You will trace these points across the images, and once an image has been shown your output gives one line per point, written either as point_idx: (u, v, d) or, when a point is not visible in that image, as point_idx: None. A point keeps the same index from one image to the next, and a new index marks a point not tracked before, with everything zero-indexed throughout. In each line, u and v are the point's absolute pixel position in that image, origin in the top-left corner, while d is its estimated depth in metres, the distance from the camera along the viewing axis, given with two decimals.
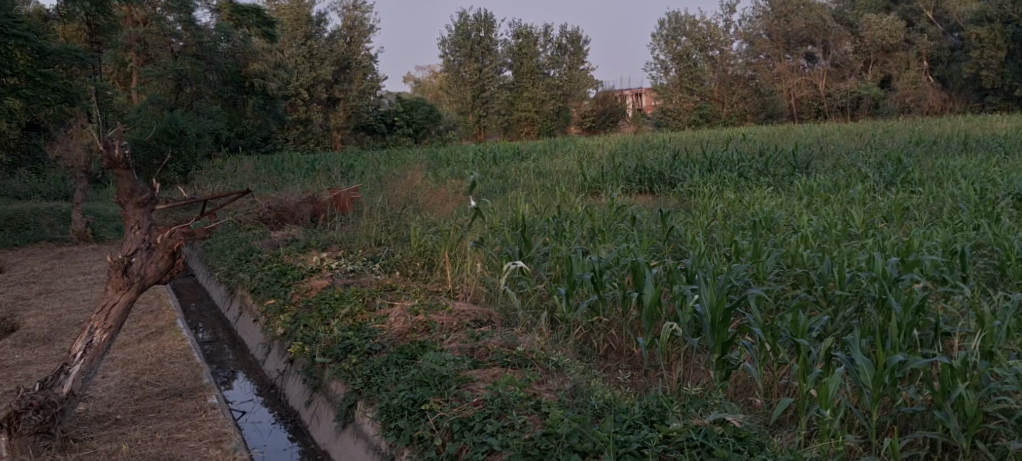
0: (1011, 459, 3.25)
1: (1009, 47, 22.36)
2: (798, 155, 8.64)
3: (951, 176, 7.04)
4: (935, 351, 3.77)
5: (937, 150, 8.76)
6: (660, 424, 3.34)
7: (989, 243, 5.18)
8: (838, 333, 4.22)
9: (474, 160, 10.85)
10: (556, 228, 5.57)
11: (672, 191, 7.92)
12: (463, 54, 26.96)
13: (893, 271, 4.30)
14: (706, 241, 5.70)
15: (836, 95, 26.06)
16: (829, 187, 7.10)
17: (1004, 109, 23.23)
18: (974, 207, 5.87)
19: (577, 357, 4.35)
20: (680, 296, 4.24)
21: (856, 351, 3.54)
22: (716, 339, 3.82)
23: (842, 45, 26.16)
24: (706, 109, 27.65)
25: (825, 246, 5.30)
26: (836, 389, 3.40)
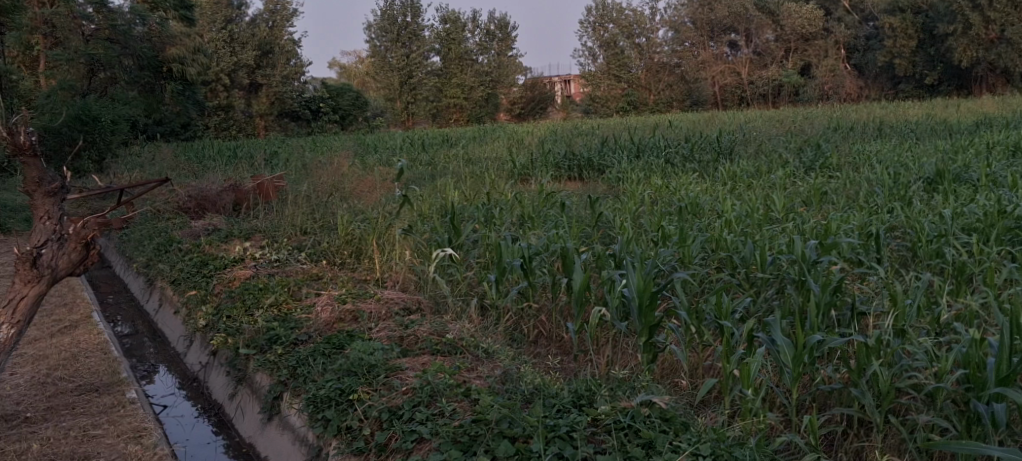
0: (921, 431, 3.39)
1: (920, 36, 23.20)
2: (722, 141, 8.83)
3: (866, 161, 7.30)
4: (851, 330, 3.90)
5: (854, 136, 9.08)
6: (588, 407, 3.38)
7: (902, 225, 5.38)
8: (760, 314, 4.33)
9: (403, 147, 10.78)
10: (486, 215, 5.57)
11: (600, 178, 8.00)
12: (389, 39, 26.56)
13: (811, 254, 4.44)
14: (634, 226, 5.78)
15: (758, 82, 26.71)
16: (751, 173, 7.27)
17: (915, 97, 24.22)
18: (888, 191, 6.10)
19: (507, 344, 4.35)
20: (608, 282, 4.29)
21: (777, 332, 3.64)
22: (643, 323, 3.87)
23: (764, 34, 26.69)
24: (634, 96, 28.20)
25: (748, 230, 5.43)
26: (757, 369, 3.50)
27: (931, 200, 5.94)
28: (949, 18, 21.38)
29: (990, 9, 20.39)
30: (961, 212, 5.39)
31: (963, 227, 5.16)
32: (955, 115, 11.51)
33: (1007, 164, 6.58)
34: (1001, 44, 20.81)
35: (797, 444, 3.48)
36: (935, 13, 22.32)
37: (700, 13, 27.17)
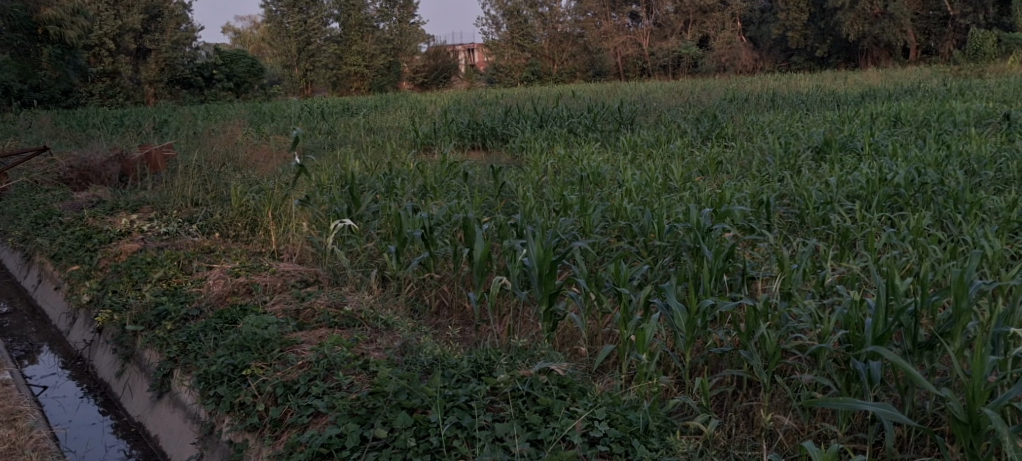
0: (806, 391, 3.53)
1: (811, 10, 23.97)
2: (623, 111, 8.96)
3: (759, 131, 7.54)
4: (742, 294, 4.03)
5: (749, 106, 9.35)
6: (487, 376, 3.39)
7: (791, 193, 5.59)
8: (657, 281, 4.41)
9: (301, 116, 10.53)
10: (387, 185, 5.49)
11: (503, 147, 8.00)
12: (285, 4, 25.84)
13: (706, 221, 4.57)
14: (537, 196, 5.80)
15: (658, 54, 27.23)
16: (651, 143, 7.41)
17: (806, 69, 25.20)
18: (779, 160, 6.33)
19: (408, 315, 4.31)
20: (509, 251, 4.30)
21: (671, 297, 3.74)
22: (543, 291, 3.90)
23: (664, 5, 27.03)
24: (538, 66, 28.25)
25: (647, 199, 5.53)
26: (652, 334, 3.59)
27: (819, 168, 6.18)
28: None
29: None
30: (846, 180, 5.63)
31: (847, 194, 5.40)
32: (842, 87, 11.97)
33: (888, 134, 6.90)
34: (884, 19, 21.69)
35: (689, 406, 3.58)
36: None
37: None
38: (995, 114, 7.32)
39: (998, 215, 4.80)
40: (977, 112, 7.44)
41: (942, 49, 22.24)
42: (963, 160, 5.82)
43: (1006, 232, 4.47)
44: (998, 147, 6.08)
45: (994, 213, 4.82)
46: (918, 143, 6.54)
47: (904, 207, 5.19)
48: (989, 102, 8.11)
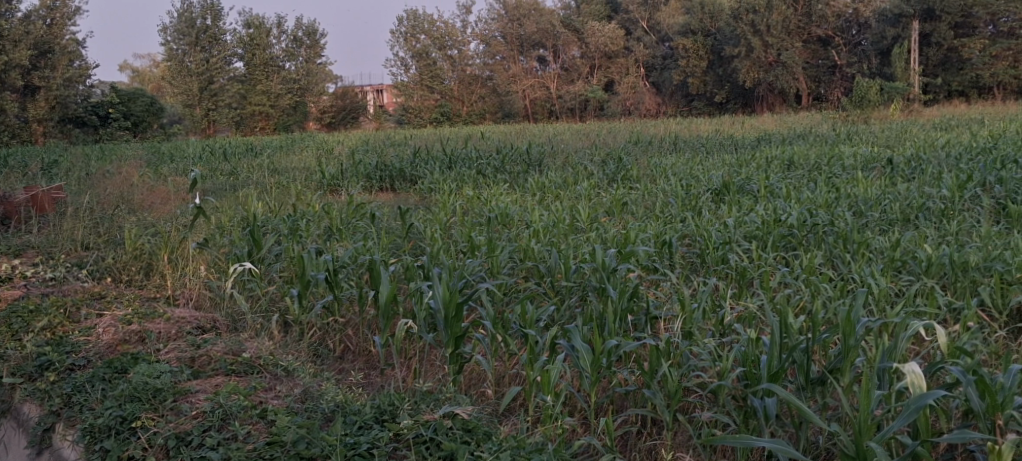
0: (708, 429, 3.59)
1: (709, 58, 25.15)
2: (531, 153, 9.07)
3: (662, 173, 7.75)
4: (645, 334, 4.10)
5: (652, 149, 9.60)
6: (390, 422, 3.33)
7: (693, 233, 5.73)
8: (563, 321, 4.43)
9: (202, 156, 10.27)
10: (291, 227, 5.38)
11: (412, 188, 7.96)
12: (186, 42, 25.13)
13: (611, 262, 4.65)
14: (444, 236, 5.77)
15: (566, 97, 27.93)
16: (559, 184, 7.51)
17: (706, 113, 26.15)
18: (681, 202, 6.51)
19: (310, 360, 4.18)
20: (416, 293, 4.27)
21: (576, 338, 3.76)
22: (449, 334, 3.87)
23: (570, 50, 28.01)
24: (447, 107, 28.33)
25: (554, 240, 5.58)
26: (558, 375, 3.61)
27: (718, 209, 6.38)
28: (734, 41, 23.30)
29: (768, 34, 22.34)
30: (744, 221, 5.82)
31: (745, 234, 5.58)
32: (740, 131, 12.49)
33: (783, 177, 7.19)
34: (778, 67, 22.82)
35: (596, 446, 3.58)
36: (721, 36, 24.32)
37: (510, 28, 28.01)
38: (879, 158, 7.72)
39: (883, 253, 5.04)
40: (864, 156, 7.83)
41: (830, 96, 23.51)
42: (850, 202, 6.10)
43: (890, 271, 4.69)
44: (882, 190, 6.40)
45: (879, 252, 5.05)
46: (810, 186, 6.83)
47: (798, 247, 5.39)
48: (874, 147, 8.57)
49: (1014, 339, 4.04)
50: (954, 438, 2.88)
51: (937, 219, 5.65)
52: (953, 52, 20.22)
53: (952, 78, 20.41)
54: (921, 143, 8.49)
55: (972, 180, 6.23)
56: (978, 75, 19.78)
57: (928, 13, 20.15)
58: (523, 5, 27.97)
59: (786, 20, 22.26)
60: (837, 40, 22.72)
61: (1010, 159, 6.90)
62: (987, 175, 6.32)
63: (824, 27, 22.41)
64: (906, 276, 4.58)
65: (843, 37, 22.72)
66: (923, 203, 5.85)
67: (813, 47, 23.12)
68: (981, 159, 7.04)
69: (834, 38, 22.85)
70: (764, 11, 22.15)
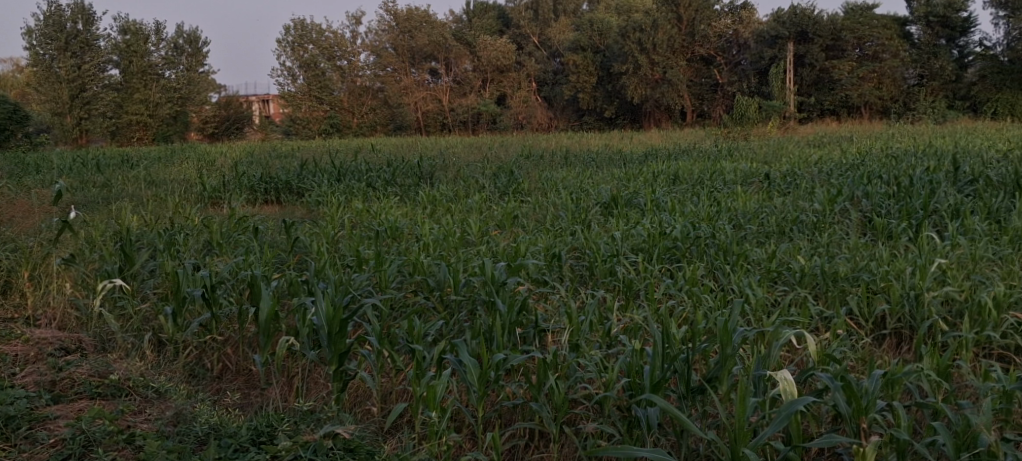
0: (591, 440, 3.63)
1: (599, 74, 25.73)
2: (422, 166, 9.02)
3: (552, 187, 7.84)
4: (531, 347, 4.11)
5: (544, 163, 9.70)
6: (268, 444, 3.28)
7: (581, 246, 5.80)
8: (452, 336, 4.38)
9: (71, 168, 9.71)
10: (167, 241, 5.16)
11: (298, 201, 7.76)
12: (55, 47, 23.68)
13: (500, 275, 4.65)
14: (331, 250, 5.64)
15: (458, 110, 27.85)
16: (450, 197, 7.48)
17: (596, 128, 26.62)
18: (571, 215, 6.59)
19: (184, 381, 4.00)
20: (298, 309, 4.15)
21: (463, 352, 3.74)
22: (333, 350, 3.79)
23: (462, 64, 28.12)
24: (337, 119, 27.85)
25: (444, 253, 5.54)
26: (443, 390, 3.58)
27: (606, 222, 6.50)
28: (623, 58, 23.99)
29: (654, 52, 23.07)
30: (630, 233, 5.94)
31: (632, 247, 5.69)
32: (627, 146, 12.80)
33: (668, 191, 7.39)
34: (663, 84, 23.49)
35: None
36: (610, 53, 25.02)
37: (400, 40, 27.91)
38: (758, 174, 8.04)
39: (761, 264, 5.23)
40: (743, 171, 8.15)
41: (713, 113, 24.33)
42: (731, 215, 6.33)
43: (767, 281, 4.87)
44: (760, 204, 6.67)
45: (757, 263, 5.24)
46: (693, 200, 7.05)
47: (682, 259, 5.53)
48: (753, 163, 8.90)
49: (880, 344, 4.25)
50: (822, 442, 3.00)
51: (811, 231, 5.92)
52: (824, 73, 21.43)
53: (824, 97, 21.55)
54: (795, 159, 8.89)
55: (842, 194, 6.56)
56: (847, 95, 20.85)
57: (802, 36, 21.33)
58: (414, 17, 27.90)
59: (671, 39, 23.02)
60: (719, 60, 23.59)
61: (875, 174, 7.31)
62: (855, 189, 6.67)
63: (706, 46, 23.38)
64: (782, 287, 4.76)
65: (724, 56, 23.65)
66: (797, 216, 6.12)
67: (696, 65, 23.96)
68: (850, 175, 7.44)
69: (716, 58, 23.76)
70: (650, 29, 22.88)
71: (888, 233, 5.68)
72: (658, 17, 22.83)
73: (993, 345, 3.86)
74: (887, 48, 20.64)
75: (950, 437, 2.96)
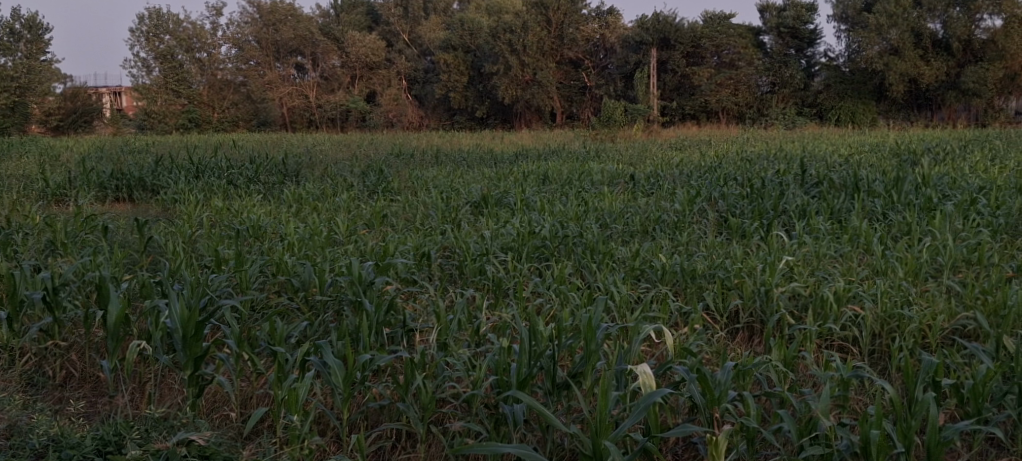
0: (458, 439, 3.61)
1: (470, 74, 25.83)
2: (287, 164, 8.77)
3: (422, 186, 7.79)
4: (399, 347, 4.06)
5: (414, 162, 9.64)
6: (114, 454, 3.11)
7: (451, 245, 5.78)
8: (315, 337, 4.25)
9: None
10: (3, 241, 4.80)
11: (153, 199, 7.38)
12: None
13: (368, 274, 4.55)
14: (189, 250, 5.39)
15: (325, 106, 27.28)
16: (317, 196, 7.31)
17: (467, 128, 26.69)
18: (441, 214, 6.57)
19: (21, 391, 3.72)
20: (151, 312, 3.94)
21: (326, 354, 3.64)
22: (187, 354, 3.61)
23: (330, 59, 27.56)
24: (196, 113, 26.81)
25: (309, 252, 5.39)
26: (304, 393, 3.49)
27: (476, 221, 6.51)
28: (493, 58, 24.12)
29: (524, 54, 23.35)
30: (500, 232, 5.97)
31: (501, 246, 5.71)
32: (498, 146, 12.93)
33: (537, 191, 7.48)
34: (533, 86, 23.82)
35: None
36: (481, 53, 25.13)
37: (264, 33, 27.17)
38: (623, 175, 8.30)
39: (625, 263, 5.37)
40: (609, 172, 8.38)
41: (581, 115, 24.96)
42: (597, 215, 6.47)
43: (631, 279, 5.01)
44: (625, 204, 6.87)
45: (621, 262, 5.38)
46: (561, 200, 7.17)
47: (550, 258, 5.60)
48: (619, 164, 9.16)
49: (734, 338, 4.45)
50: (677, 432, 3.11)
51: (672, 231, 6.13)
52: (686, 79, 22.34)
53: (685, 102, 22.45)
54: (658, 162, 9.22)
55: (700, 195, 6.85)
56: (706, 100, 21.89)
57: (665, 42, 22.02)
58: (278, 10, 27.28)
59: (541, 41, 23.41)
60: (586, 63, 24.15)
61: (731, 176, 7.68)
62: (712, 191, 6.99)
63: (575, 49, 23.80)
64: (644, 284, 4.91)
65: (591, 60, 24.20)
66: (659, 217, 6.33)
67: (566, 68, 24.40)
68: (708, 177, 7.78)
69: (584, 61, 24.27)
70: (520, 31, 23.15)
71: (742, 233, 5.97)
72: (528, 19, 23.16)
73: (834, 337, 4.13)
74: (742, 57, 21.83)
75: (795, 424, 3.14)
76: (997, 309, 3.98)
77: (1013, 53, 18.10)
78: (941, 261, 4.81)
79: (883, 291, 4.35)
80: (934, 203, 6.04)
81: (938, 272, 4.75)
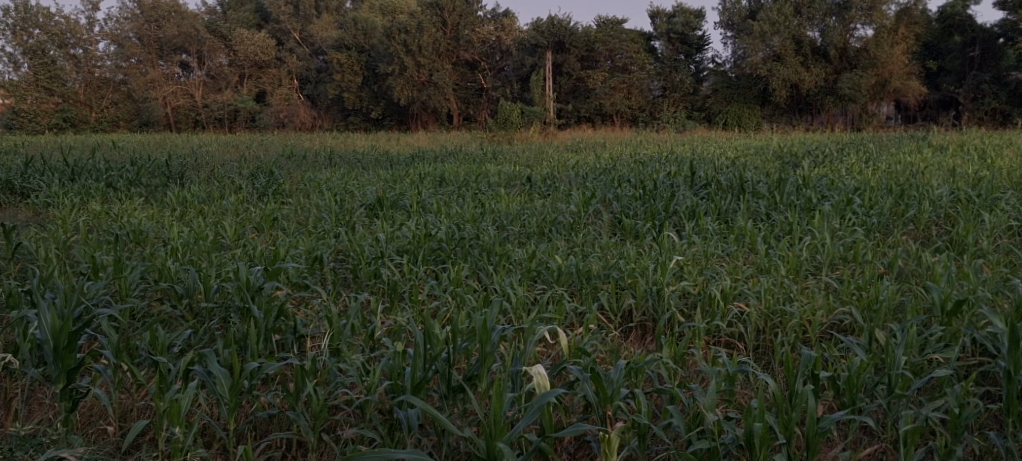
0: (351, 446, 3.53)
1: (364, 74, 25.47)
2: (171, 166, 8.47)
3: (315, 188, 7.63)
4: (289, 353, 3.94)
5: (306, 164, 9.44)
6: None
7: (345, 248, 5.67)
8: (201, 345, 4.09)
9: None
10: None
11: (23, 202, 6.94)
12: None
13: (256, 279, 4.40)
14: (63, 257, 5.08)
15: (212, 106, 26.35)
16: (203, 199, 7.04)
17: (362, 129, 26.39)
18: (334, 217, 6.44)
19: None
20: (18, 323, 3.69)
21: (212, 363, 3.50)
22: (59, 367, 3.40)
23: (217, 58, 26.67)
24: (71, 112, 25.78)
25: (194, 257, 5.18)
26: (188, 405, 3.34)
27: (371, 224, 6.42)
28: (388, 59, 23.85)
29: (420, 54, 23.17)
30: (395, 235, 5.89)
31: (397, 248, 5.64)
32: (393, 147, 12.80)
33: (433, 193, 7.44)
34: (430, 87, 23.72)
35: None
36: (375, 53, 24.88)
37: (147, 29, 26.26)
38: (519, 176, 8.35)
39: (521, 264, 5.39)
40: (506, 174, 8.42)
41: (478, 117, 25.13)
42: (494, 217, 6.48)
43: (527, 280, 5.03)
44: (521, 206, 6.90)
45: (518, 263, 5.39)
46: (458, 202, 7.15)
47: (446, 260, 5.56)
48: (516, 166, 9.22)
49: (627, 337, 4.53)
50: (571, 431, 3.14)
51: (568, 232, 6.19)
52: (581, 82, 22.72)
53: (580, 105, 22.86)
54: (554, 163, 9.33)
55: (595, 197, 6.97)
56: (601, 103, 22.35)
57: (559, 45, 22.14)
58: (162, 6, 26.23)
59: (436, 43, 23.25)
60: (482, 65, 24.36)
61: (624, 178, 7.84)
62: (606, 193, 7.12)
63: (470, 51, 23.86)
64: (540, 285, 4.95)
65: (488, 62, 24.44)
66: (554, 218, 6.40)
67: (462, 70, 24.42)
68: (602, 178, 7.92)
69: (480, 63, 24.43)
70: (415, 31, 22.96)
71: (635, 233, 6.10)
72: (423, 20, 22.96)
73: (721, 333, 4.25)
74: (634, 61, 22.38)
75: (684, 419, 3.22)
76: (870, 304, 4.19)
77: (883, 62, 19.21)
78: (821, 258, 5.03)
79: (767, 288, 4.51)
80: (813, 203, 6.33)
81: (818, 269, 4.97)
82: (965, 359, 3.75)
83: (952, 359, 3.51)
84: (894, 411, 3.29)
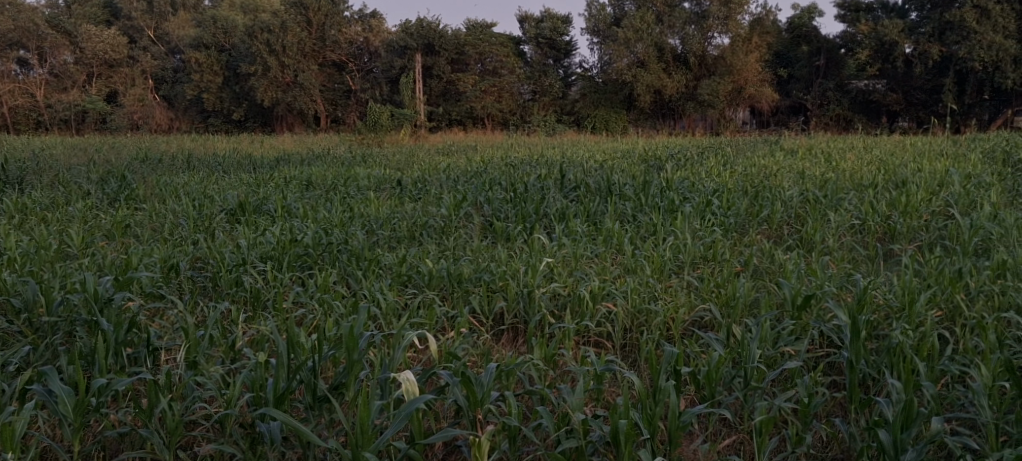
0: None
1: (224, 74, 24.57)
2: (8, 170, 7.86)
3: (171, 193, 7.24)
4: (141, 368, 3.70)
5: (160, 167, 8.99)
6: None
7: (203, 256, 5.40)
8: (40, 363, 3.79)
9: None
10: None
11: None
12: None
13: (105, 291, 4.11)
14: None
15: (56, 106, 24.82)
16: (45, 206, 6.56)
17: (223, 131, 25.44)
18: (193, 223, 6.15)
19: None
20: None
21: (52, 382, 3.23)
22: None
23: (61, 55, 25.13)
24: None
25: (34, 268, 4.80)
26: (23, 427, 3.07)
27: (233, 230, 6.15)
28: (250, 58, 23.16)
29: (283, 54, 22.54)
30: (258, 241, 5.66)
31: (260, 255, 5.41)
32: (257, 150, 12.39)
33: (299, 197, 7.22)
34: (295, 88, 23.14)
35: None
36: (236, 52, 24.08)
37: None
38: (389, 180, 8.25)
39: (391, 269, 5.28)
40: (376, 178, 8.29)
41: (346, 119, 24.62)
42: (363, 221, 6.34)
43: (397, 285, 4.94)
44: (391, 209, 6.80)
45: (388, 268, 5.28)
46: (326, 206, 6.97)
47: (312, 266, 5.38)
48: (386, 169, 9.10)
49: (498, 339, 4.54)
50: (439, 437, 3.09)
51: (438, 236, 6.14)
52: (451, 85, 22.65)
53: (451, 108, 22.85)
54: (424, 166, 9.27)
55: (466, 200, 6.95)
56: (471, 106, 22.45)
57: (428, 48, 22.07)
58: None
59: (301, 43, 22.69)
60: (350, 66, 24.03)
61: (496, 181, 7.87)
62: (477, 196, 7.11)
63: (337, 52, 23.43)
64: (410, 290, 4.88)
65: (356, 63, 24.11)
66: (425, 222, 6.33)
67: (328, 71, 23.96)
68: (473, 182, 7.92)
69: (347, 64, 24.09)
70: (278, 31, 22.38)
71: (506, 236, 6.13)
72: (287, 19, 22.41)
73: (590, 333, 4.32)
74: (504, 65, 22.52)
75: (552, 420, 3.24)
76: (728, 301, 4.36)
77: (739, 69, 20.18)
78: (682, 258, 5.21)
79: (634, 287, 4.61)
80: (675, 205, 6.54)
81: (680, 268, 5.15)
82: (814, 350, 3.97)
83: (801, 352, 3.71)
84: (749, 402, 3.43)
